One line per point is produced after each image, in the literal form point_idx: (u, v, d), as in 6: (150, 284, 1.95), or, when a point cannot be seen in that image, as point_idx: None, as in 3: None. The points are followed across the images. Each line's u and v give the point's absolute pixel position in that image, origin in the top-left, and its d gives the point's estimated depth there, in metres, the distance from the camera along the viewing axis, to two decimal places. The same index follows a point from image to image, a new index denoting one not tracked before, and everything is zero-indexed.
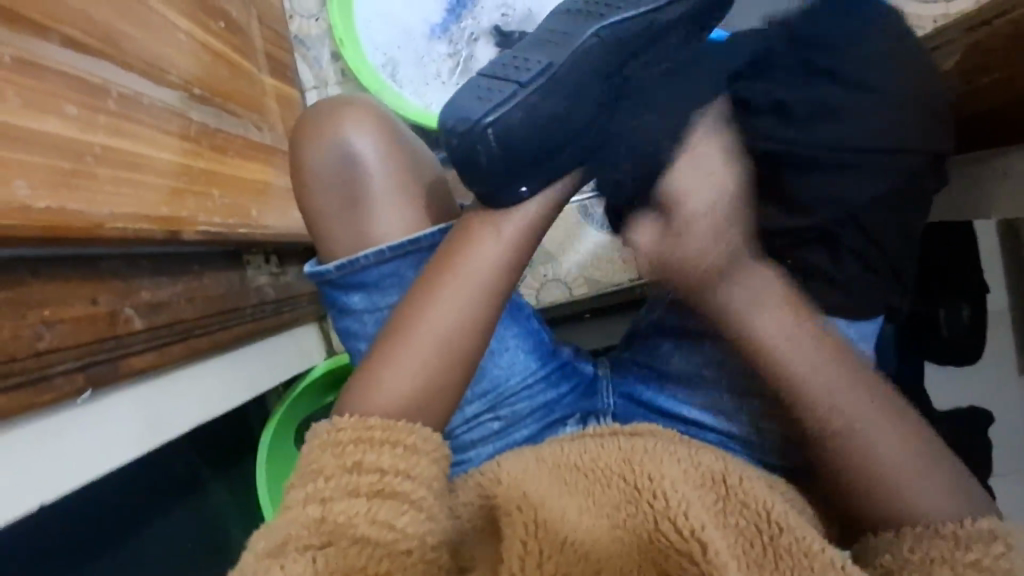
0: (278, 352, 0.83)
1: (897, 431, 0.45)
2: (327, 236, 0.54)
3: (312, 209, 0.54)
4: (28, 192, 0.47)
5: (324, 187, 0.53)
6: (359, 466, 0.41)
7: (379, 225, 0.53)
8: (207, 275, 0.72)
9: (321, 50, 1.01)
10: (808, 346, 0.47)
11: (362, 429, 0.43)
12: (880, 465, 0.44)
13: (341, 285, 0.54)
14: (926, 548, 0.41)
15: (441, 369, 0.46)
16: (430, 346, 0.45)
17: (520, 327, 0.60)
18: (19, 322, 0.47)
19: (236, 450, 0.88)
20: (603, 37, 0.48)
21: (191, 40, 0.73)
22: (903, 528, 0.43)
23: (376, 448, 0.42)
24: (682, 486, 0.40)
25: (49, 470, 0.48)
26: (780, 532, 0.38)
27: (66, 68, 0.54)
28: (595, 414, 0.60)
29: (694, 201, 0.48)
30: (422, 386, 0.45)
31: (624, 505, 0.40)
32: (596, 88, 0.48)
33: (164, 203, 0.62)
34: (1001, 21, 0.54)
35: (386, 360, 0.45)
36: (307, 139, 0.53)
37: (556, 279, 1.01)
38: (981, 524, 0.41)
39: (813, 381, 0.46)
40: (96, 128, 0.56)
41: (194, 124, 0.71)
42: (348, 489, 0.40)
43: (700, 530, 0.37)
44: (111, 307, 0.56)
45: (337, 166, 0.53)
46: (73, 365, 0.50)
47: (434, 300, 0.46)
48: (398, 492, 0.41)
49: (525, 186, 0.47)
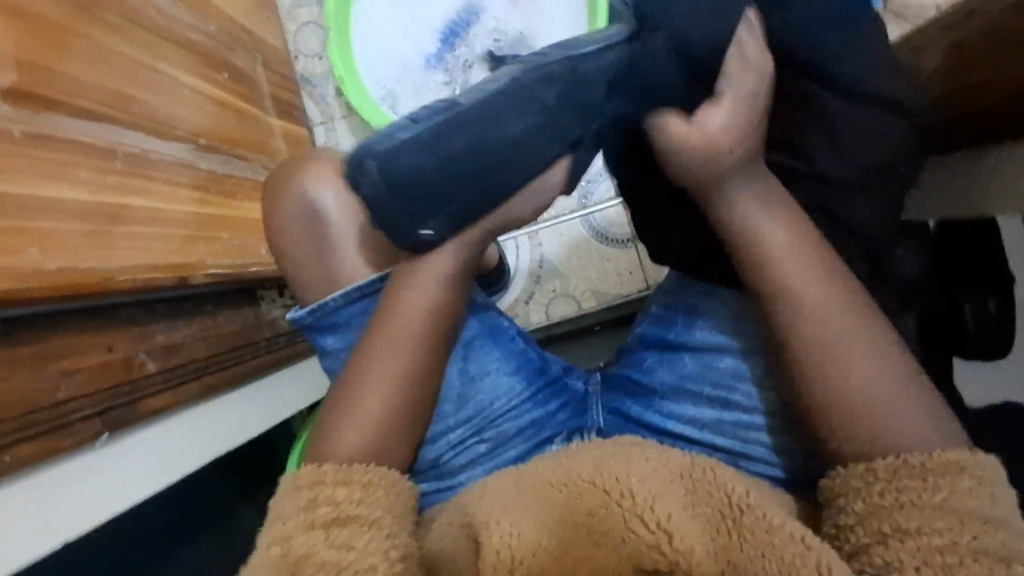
0: (296, 384, 0.87)
1: (884, 356, 0.43)
2: (302, 282, 0.58)
3: (288, 259, 0.58)
4: (41, 256, 0.52)
5: (295, 239, 0.57)
6: (313, 503, 0.44)
7: (346, 275, 0.56)
8: (221, 314, 0.76)
9: (326, 87, 1.06)
10: (799, 235, 0.47)
11: (318, 475, 0.46)
12: (850, 383, 0.43)
13: (317, 329, 0.57)
14: (896, 491, 0.40)
15: (388, 419, 0.50)
16: (380, 398, 0.50)
17: (502, 350, 0.64)
18: (39, 376, 0.51)
19: (267, 473, 0.92)
20: (522, 81, 0.49)
21: (197, 94, 0.77)
22: (873, 460, 0.41)
23: (332, 487, 0.45)
24: (651, 482, 0.42)
25: (68, 513, 0.51)
26: (741, 513, 0.41)
27: (76, 138, 0.58)
28: (581, 430, 0.62)
29: (726, 87, 0.48)
30: (370, 434, 0.49)
31: (597, 509, 0.41)
32: (532, 118, 0.49)
33: (174, 251, 0.67)
34: (972, 25, 0.53)
35: (341, 414, 0.50)
36: (280, 192, 0.57)
37: (564, 295, 1.04)
38: (951, 455, 0.40)
39: (797, 276, 0.46)
40: (107, 190, 0.60)
41: (202, 173, 0.75)
42: (307, 523, 0.43)
43: (666, 521, 0.39)
44: (126, 353, 0.60)
45: (304, 219, 0.56)
46: (90, 411, 0.54)
47: (378, 353, 0.51)
48: (355, 516, 0.44)
49: (428, 229, 0.50)
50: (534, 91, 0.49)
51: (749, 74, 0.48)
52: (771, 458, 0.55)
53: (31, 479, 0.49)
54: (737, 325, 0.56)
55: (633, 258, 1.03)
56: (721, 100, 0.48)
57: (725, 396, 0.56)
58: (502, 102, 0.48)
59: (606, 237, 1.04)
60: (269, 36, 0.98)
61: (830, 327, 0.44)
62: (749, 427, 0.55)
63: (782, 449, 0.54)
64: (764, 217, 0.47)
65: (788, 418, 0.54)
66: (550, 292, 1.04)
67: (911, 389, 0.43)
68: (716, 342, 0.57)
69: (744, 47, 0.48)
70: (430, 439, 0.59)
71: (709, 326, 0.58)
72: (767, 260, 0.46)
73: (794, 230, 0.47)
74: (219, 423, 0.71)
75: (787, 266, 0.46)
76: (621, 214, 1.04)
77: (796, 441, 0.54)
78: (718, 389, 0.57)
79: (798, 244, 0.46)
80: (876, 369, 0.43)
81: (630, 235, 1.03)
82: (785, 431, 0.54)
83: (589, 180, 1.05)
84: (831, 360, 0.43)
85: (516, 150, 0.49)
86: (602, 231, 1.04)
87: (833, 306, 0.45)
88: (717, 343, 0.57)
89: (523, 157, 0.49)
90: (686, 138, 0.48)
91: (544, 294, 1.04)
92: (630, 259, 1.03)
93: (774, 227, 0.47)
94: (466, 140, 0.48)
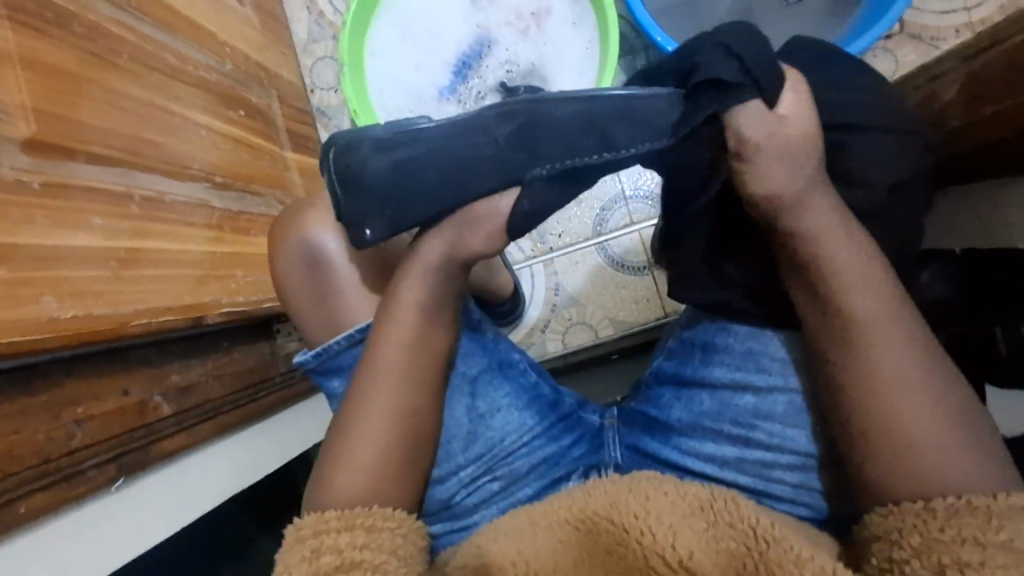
0: (310, 416, 0.87)
1: (942, 392, 0.44)
2: (308, 328, 0.59)
3: (293, 302, 0.60)
4: (56, 304, 0.53)
5: (299, 286, 0.59)
6: (317, 552, 0.44)
7: (350, 315, 0.58)
8: (236, 351, 0.77)
9: (341, 119, 1.07)
10: (869, 265, 0.47)
11: (320, 523, 0.46)
12: (911, 424, 0.43)
13: (321, 372, 0.58)
14: (957, 527, 0.39)
15: (387, 455, 0.50)
16: (379, 432, 0.50)
17: (512, 385, 0.63)
18: (53, 425, 0.51)
19: (284, 505, 0.91)
20: (502, 111, 0.53)
21: (213, 133, 0.78)
22: (932, 501, 0.41)
23: (336, 535, 0.45)
24: (669, 518, 0.42)
25: (82, 557, 0.51)
26: (767, 546, 0.40)
27: (92, 184, 0.59)
28: (598, 466, 0.62)
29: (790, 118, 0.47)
30: (372, 473, 0.50)
31: (616, 549, 0.41)
32: (489, 145, 0.51)
33: (187, 291, 0.68)
34: (994, 51, 0.52)
35: (338, 457, 0.50)
36: (285, 237, 0.60)
37: (581, 323, 1.03)
38: (1014, 499, 0.40)
39: (867, 304, 0.46)
40: (122, 234, 0.61)
41: (217, 212, 0.76)
42: (311, 569, 0.42)
43: (688, 560, 0.39)
44: (140, 397, 0.60)
45: (307, 264, 0.59)
46: (104, 457, 0.54)
47: (380, 382, 0.51)
48: (360, 562, 0.43)
49: (371, 231, 0.53)
50: (500, 128, 0.52)
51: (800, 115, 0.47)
52: (798, 497, 0.54)
53: (43, 530, 0.49)
54: (757, 360, 0.55)
55: (650, 285, 1.02)
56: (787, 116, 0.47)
57: (746, 434, 0.55)
58: (475, 130, 0.52)
59: (623, 264, 1.03)
60: (284, 72, 0.99)
61: (901, 362, 0.44)
62: (773, 465, 0.54)
63: (805, 488, 0.53)
64: (833, 239, 0.47)
65: (814, 454, 0.53)
66: (566, 320, 1.03)
67: (971, 429, 0.43)
68: (735, 379, 0.56)
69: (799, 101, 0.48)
70: (440, 479, 0.59)
71: (720, 365, 0.57)
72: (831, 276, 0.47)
73: (848, 246, 0.47)
74: (241, 461, 0.71)
75: (853, 300, 0.46)
76: (636, 241, 1.03)
77: (826, 481, 0.53)
78: (739, 427, 0.55)
79: (868, 269, 0.47)
80: (935, 412, 0.43)
81: (647, 262, 1.02)
82: (812, 469, 0.53)
83: (604, 208, 1.04)
84: (884, 397, 0.44)
85: (470, 173, 0.51)
86: (618, 258, 1.03)
87: (897, 338, 0.45)
88: (731, 379, 0.56)
89: (475, 182, 0.51)
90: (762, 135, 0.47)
91: (560, 322, 1.03)
92: (646, 286, 1.02)
93: (837, 261, 0.47)
94: (434, 154, 0.52)
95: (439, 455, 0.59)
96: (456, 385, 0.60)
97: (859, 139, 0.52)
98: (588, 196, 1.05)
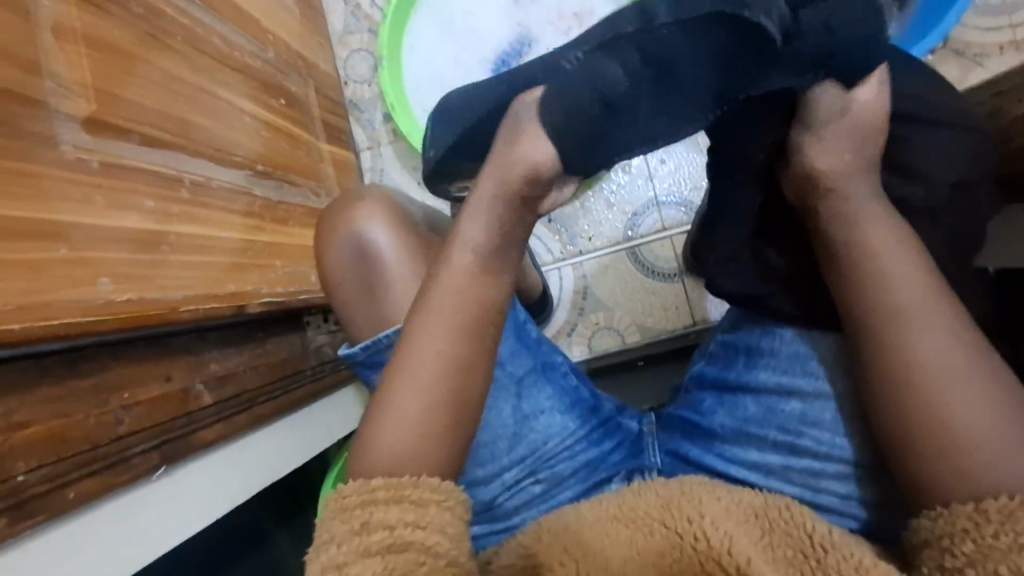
0: (336, 411, 0.85)
1: (983, 384, 0.43)
2: (352, 322, 0.59)
3: (340, 294, 0.59)
4: (110, 287, 0.52)
5: (347, 280, 0.59)
6: (367, 526, 0.42)
7: (397, 313, 0.57)
8: (270, 341, 0.75)
9: (373, 112, 1.06)
10: (909, 252, 0.46)
11: (367, 492, 0.44)
12: (960, 419, 0.42)
13: (367, 365, 0.57)
14: (1014, 533, 0.38)
15: (424, 422, 0.47)
16: (414, 397, 0.47)
17: (554, 387, 0.62)
18: (102, 410, 0.50)
19: (306, 496, 0.90)
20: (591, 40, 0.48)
21: (255, 121, 0.77)
22: (982, 503, 0.40)
23: (385, 507, 0.43)
24: (724, 523, 0.42)
25: (122, 545, 0.50)
26: (825, 552, 0.40)
27: (146, 166, 0.58)
28: (642, 470, 0.61)
29: (858, 101, 0.46)
30: (399, 444, 0.47)
31: (669, 552, 0.41)
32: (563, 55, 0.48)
33: (229, 279, 0.67)
34: None
35: (373, 426, 0.48)
36: (333, 228, 0.59)
37: (608, 328, 1.02)
38: None
39: (904, 297, 0.45)
40: (171, 219, 0.60)
41: (258, 201, 0.75)
42: (361, 548, 0.41)
43: (746, 566, 0.39)
44: (182, 384, 0.59)
45: (355, 259, 0.58)
46: (150, 444, 0.53)
47: (416, 343, 0.48)
48: (412, 542, 0.42)
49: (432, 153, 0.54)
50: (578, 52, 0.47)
51: (870, 104, 0.46)
52: (846, 509, 0.52)
53: (94, 514, 0.48)
54: (805, 364, 0.55)
55: (679, 293, 1.01)
56: (859, 99, 0.46)
57: (792, 441, 0.54)
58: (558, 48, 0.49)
59: (652, 270, 1.02)
60: (320, 62, 0.98)
61: (947, 355, 0.43)
62: (821, 474, 0.53)
63: (856, 499, 0.52)
64: (877, 230, 0.46)
65: (866, 464, 0.52)
66: (593, 324, 1.03)
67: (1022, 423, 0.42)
68: (779, 383, 0.55)
69: (871, 89, 0.46)
70: (483, 480, 0.59)
71: (766, 370, 0.56)
72: (867, 265, 0.46)
73: (903, 242, 0.46)
74: (273, 453, 0.70)
75: (891, 291, 0.45)
76: (668, 247, 1.02)
77: (890, 494, 0.51)
78: (785, 434, 0.55)
79: (913, 256, 0.46)
80: (987, 406, 0.42)
81: (677, 270, 1.01)
82: (860, 480, 0.52)
83: (635, 212, 1.03)
84: (927, 394, 0.43)
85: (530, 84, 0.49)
86: (649, 265, 1.02)
87: (939, 334, 0.44)
88: (778, 384, 0.56)
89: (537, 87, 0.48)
90: (829, 113, 0.46)
91: (587, 326, 1.02)
92: (675, 293, 1.01)
93: (875, 245, 0.46)
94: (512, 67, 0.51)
95: (483, 456, 0.59)
96: (501, 385, 0.60)
97: (932, 138, 0.51)
98: (618, 200, 1.03)
